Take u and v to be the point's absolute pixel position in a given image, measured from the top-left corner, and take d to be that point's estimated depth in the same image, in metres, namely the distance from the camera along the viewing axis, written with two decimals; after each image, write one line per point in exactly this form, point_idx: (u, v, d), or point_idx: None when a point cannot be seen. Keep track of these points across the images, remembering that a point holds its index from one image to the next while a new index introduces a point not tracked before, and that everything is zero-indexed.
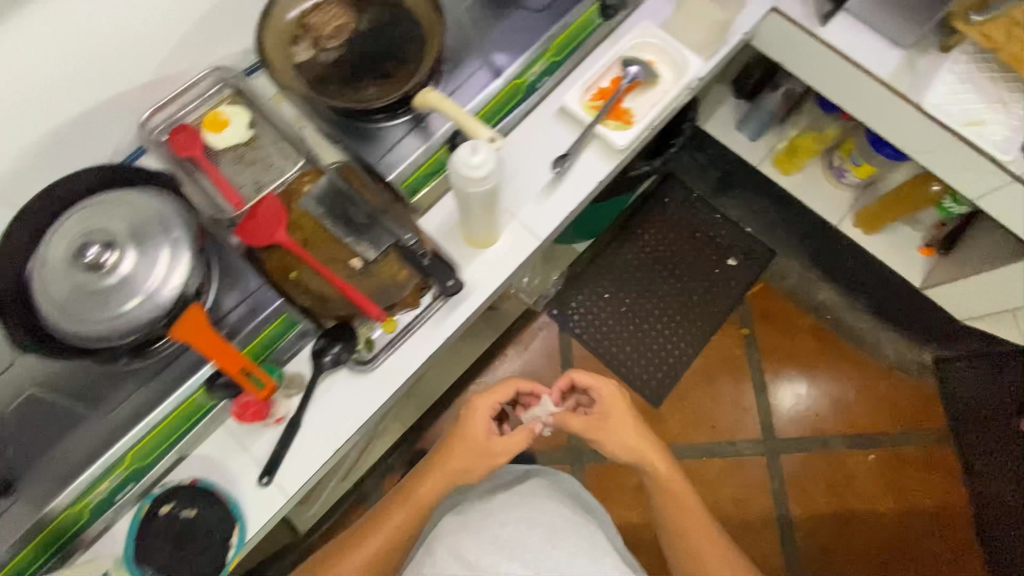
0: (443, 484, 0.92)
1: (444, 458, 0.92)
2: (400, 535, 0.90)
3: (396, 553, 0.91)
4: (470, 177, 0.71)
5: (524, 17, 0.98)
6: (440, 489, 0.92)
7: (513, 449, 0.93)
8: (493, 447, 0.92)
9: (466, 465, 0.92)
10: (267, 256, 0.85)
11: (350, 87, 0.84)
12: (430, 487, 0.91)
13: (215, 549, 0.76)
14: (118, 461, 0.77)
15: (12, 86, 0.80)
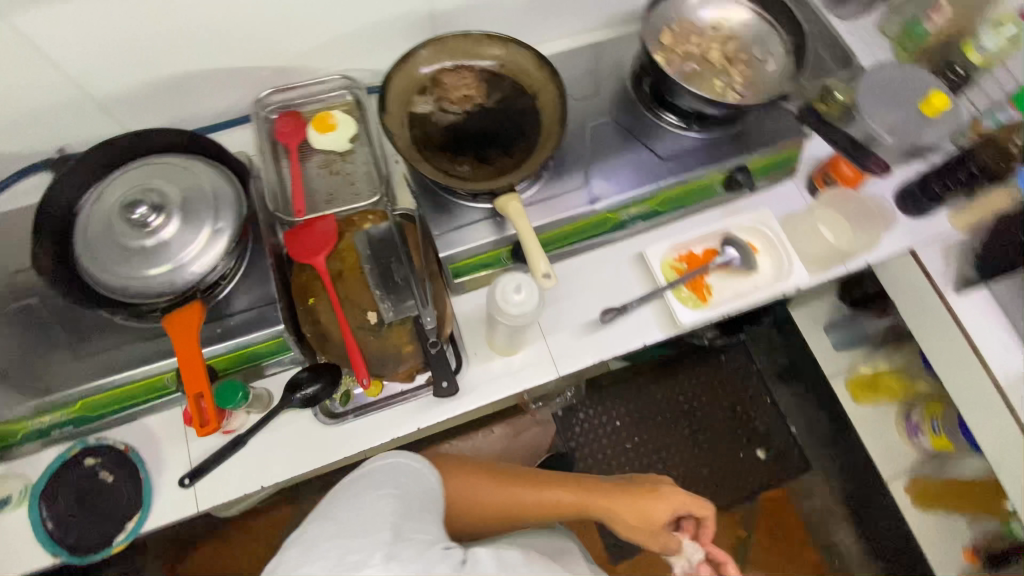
0: (610, 510, 0.90)
1: (632, 491, 0.91)
2: (546, 512, 0.88)
3: (523, 518, 0.87)
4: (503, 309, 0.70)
5: (646, 158, 0.91)
6: (599, 507, 0.90)
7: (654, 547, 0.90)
8: (659, 532, 0.89)
9: (636, 517, 0.89)
10: (298, 271, 0.84)
11: (446, 156, 0.83)
12: (606, 499, 0.90)
13: (113, 524, 0.76)
14: (65, 406, 0.74)
15: (157, 26, 0.80)
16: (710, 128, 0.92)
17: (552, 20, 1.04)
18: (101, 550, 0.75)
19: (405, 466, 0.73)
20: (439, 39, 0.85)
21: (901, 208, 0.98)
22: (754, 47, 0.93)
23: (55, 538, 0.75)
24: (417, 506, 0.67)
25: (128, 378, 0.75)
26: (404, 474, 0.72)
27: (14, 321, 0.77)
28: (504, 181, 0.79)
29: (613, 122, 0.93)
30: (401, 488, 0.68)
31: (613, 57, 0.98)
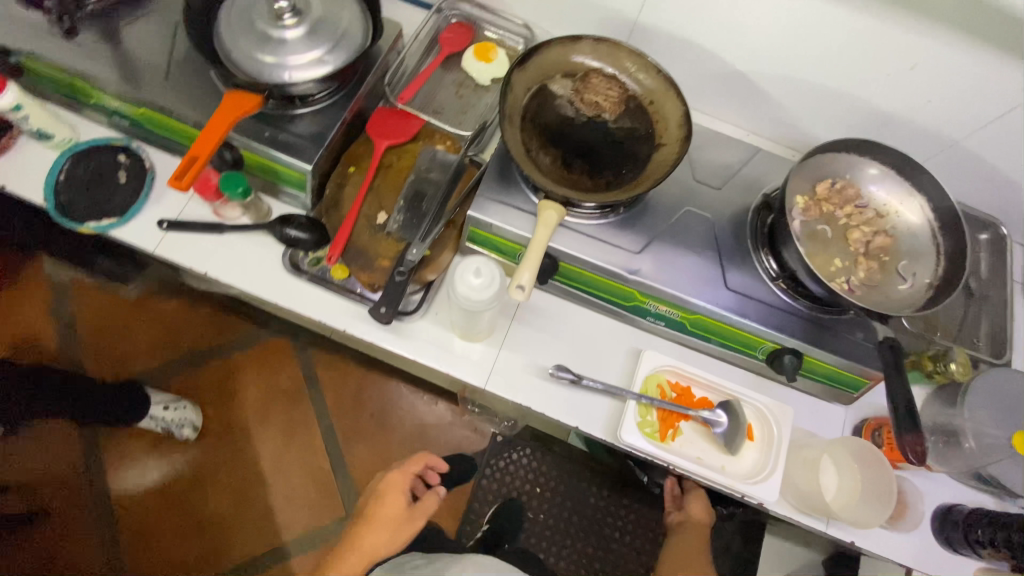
0: (376, 551, 0.91)
1: (362, 528, 0.94)
2: None
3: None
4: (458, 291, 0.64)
5: (714, 275, 0.82)
6: (356, 569, 0.90)
7: (430, 506, 0.98)
8: (409, 516, 0.96)
9: (390, 518, 0.95)
10: (363, 142, 0.89)
11: (540, 139, 0.81)
12: (359, 556, 0.91)
13: (95, 212, 0.85)
14: (133, 104, 0.84)
15: None
16: (796, 296, 0.82)
17: (739, 105, 0.97)
18: (72, 222, 0.84)
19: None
20: (612, 43, 0.83)
21: (932, 524, 0.82)
22: (903, 259, 0.81)
23: (56, 189, 0.86)
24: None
25: (183, 118, 0.83)
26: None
27: (154, 22, 0.88)
28: (563, 191, 0.76)
29: (712, 223, 0.86)
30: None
31: (762, 173, 0.90)
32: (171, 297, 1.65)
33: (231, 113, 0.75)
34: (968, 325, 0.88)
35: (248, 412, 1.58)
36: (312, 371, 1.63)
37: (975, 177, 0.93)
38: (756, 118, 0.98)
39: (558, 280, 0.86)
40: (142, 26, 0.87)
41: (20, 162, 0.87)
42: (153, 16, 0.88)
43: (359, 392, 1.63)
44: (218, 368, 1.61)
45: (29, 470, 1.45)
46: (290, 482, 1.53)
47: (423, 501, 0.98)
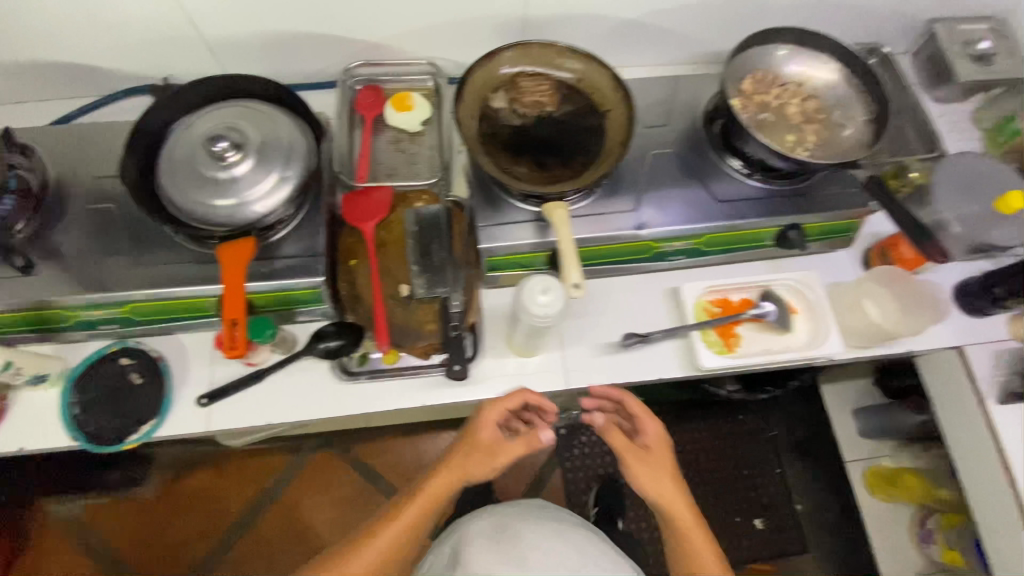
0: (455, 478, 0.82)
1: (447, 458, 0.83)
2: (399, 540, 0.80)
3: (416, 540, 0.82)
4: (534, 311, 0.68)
5: (701, 195, 0.91)
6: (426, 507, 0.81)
7: (520, 454, 0.82)
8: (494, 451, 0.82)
9: (473, 458, 0.82)
10: (348, 232, 0.90)
11: (507, 155, 0.86)
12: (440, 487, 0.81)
13: (128, 424, 0.81)
14: (115, 306, 0.81)
15: None
16: (771, 181, 0.92)
17: (639, 46, 1.06)
18: (114, 445, 0.80)
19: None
20: (526, 44, 0.88)
21: (958, 304, 0.95)
22: (835, 110, 0.93)
23: (77, 422, 0.82)
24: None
25: (171, 294, 0.80)
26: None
27: (88, 218, 0.84)
28: (555, 189, 0.82)
29: (677, 155, 0.94)
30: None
31: (689, 95, 0.99)
32: (195, 470, 1.56)
33: (238, 262, 0.76)
34: (901, 137, 1.01)
35: (326, 534, 1.53)
36: (366, 464, 1.61)
37: (845, 19, 1.07)
38: (658, 49, 1.07)
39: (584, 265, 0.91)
40: (78, 227, 0.84)
41: (27, 415, 0.83)
42: (83, 213, 0.84)
43: (418, 459, 1.62)
44: (275, 511, 1.55)
45: None
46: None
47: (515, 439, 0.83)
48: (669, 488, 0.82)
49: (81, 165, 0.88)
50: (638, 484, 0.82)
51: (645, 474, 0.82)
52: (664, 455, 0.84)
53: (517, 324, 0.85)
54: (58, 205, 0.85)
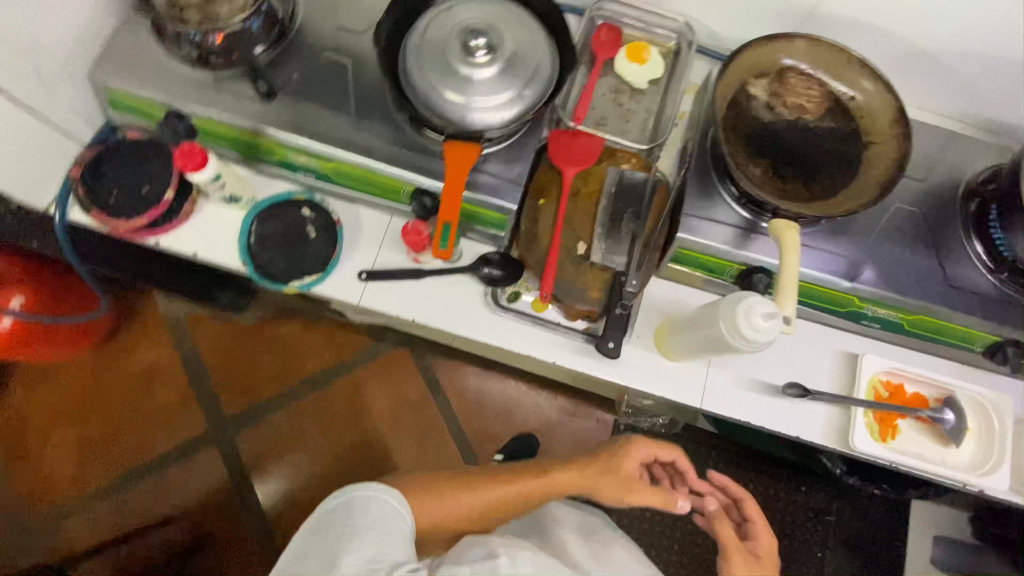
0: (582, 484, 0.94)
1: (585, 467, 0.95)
2: (513, 502, 0.90)
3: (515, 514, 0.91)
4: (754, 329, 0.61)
5: (928, 270, 0.81)
6: (547, 490, 0.92)
7: (648, 501, 0.96)
8: (631, 482, 0.95)
9: (607, 480, 0.95)
10: (546, 167, 0.86)
11: (746, 151, 0.79)
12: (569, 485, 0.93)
13: (294, 271, 0.85)
14: (321, 158, 0.83)
15: None
16: (1013, 285, 0.81)
17: (916, 84, 0.92)
18: (276, 284, 0.84)
19: (390, 501, 0.80)
20: (818, 39, 0.80)
21: None
22: None
23: (250, 250, 0.86)
24: (387, 543, 0.74)
25: (376, 167, 0.81)
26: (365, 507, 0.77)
27: (321, 64, 0.84)
28: (788, 205, 0.75)
29: (919, 217, 0.84)
30: (376, 532, 0.74)
31: (950, 159, 0.88)
32: (287, 321, 1.66)
33: (460, 164, 0.77)
34: None
35: (379, 423, 1.62)
36: (432, 377, 1.66)
37: None
38: (931, 93, 0.94)
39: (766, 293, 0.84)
40: (309, 69, 0.84)
41: (211, 225, 0.89)
42: (311, 58, 0.84)
43: (479, 393, 1.66)
44: (340, 385, 1.64)
45: (187, 498, 1.54)
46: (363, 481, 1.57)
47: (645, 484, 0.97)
48: None
49: (328, 9, 0.87)
50: None
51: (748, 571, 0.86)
52: (766, 570, 0.89)
53: (681, 325, 0.81)
54: (297, 41, 0.85)
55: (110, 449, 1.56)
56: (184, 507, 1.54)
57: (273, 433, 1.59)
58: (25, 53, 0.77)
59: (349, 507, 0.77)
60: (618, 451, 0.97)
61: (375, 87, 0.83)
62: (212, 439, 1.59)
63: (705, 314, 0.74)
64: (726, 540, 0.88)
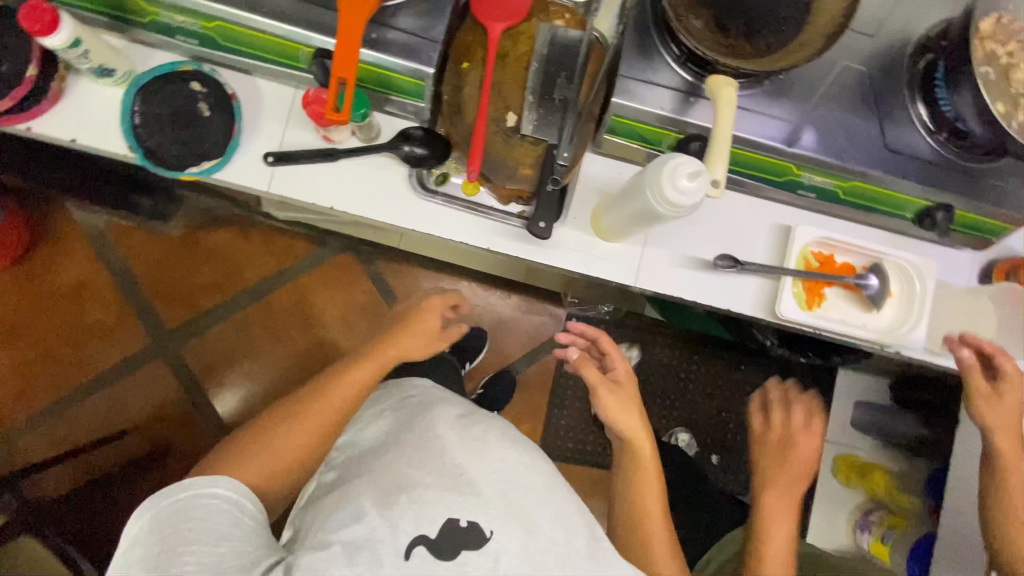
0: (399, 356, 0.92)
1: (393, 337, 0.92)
2: (350, 402, 0.87)
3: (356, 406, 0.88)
4: (671, 201, 0.58)
5: (870, 134, 0.78)
6: (376, 373, 0.90)
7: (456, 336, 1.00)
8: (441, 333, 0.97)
9: (422, 341, 0.94)
10: (468, 25, 0.76)
11: (687, 0, 0.71)
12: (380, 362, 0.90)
13: (189, 155, 0.76)
14: (201, 17, 0.70)
15: None
16: (952, 148, 0.79)
17: None
18: (170, 171, 0.76)
19: (219, 498, 0.74)
20: None
21: None
22: None
23: (135, 134, 0.76)
24: (223, 551, 0.69)
25: (267, 27, 0.69)
26: (187, 518, 0.70)
27: None
28: (728, 60, 0.69)
29: (865, 79, 0.79)
30: (202, 546, 0.69)
31: (904, 16, 0.81)
32: (219, 227, 1.56)
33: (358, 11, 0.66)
34: None
35: (331, 327, 1.60)
36: (382, 279, 1.63)
37: None
38: None
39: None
40: None
41: (84, 105, 0.77)
42: None
43: (432, 294, 1.64)
44: (286, 290, 1.59)
45: (140, 411, 1.53)
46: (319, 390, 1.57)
47: (448, 329, 0.99)
48: (636, 427, 0.92)
49: None
50: (607, 416, 0.91)
51: (619, 409, 0.91)
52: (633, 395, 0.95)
53: (614, 198, 0.76)
54: None
55: (48, 369, 1.51)
56: (138, 419, 1.53)
57: (220, 341, 1.56)
58: None
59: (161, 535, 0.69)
60: (413, 313, 0.96)
61: None
62: (158, 352, 1.54)
63: (635, 191, 0.70)
64: (591, 383, 0.92)
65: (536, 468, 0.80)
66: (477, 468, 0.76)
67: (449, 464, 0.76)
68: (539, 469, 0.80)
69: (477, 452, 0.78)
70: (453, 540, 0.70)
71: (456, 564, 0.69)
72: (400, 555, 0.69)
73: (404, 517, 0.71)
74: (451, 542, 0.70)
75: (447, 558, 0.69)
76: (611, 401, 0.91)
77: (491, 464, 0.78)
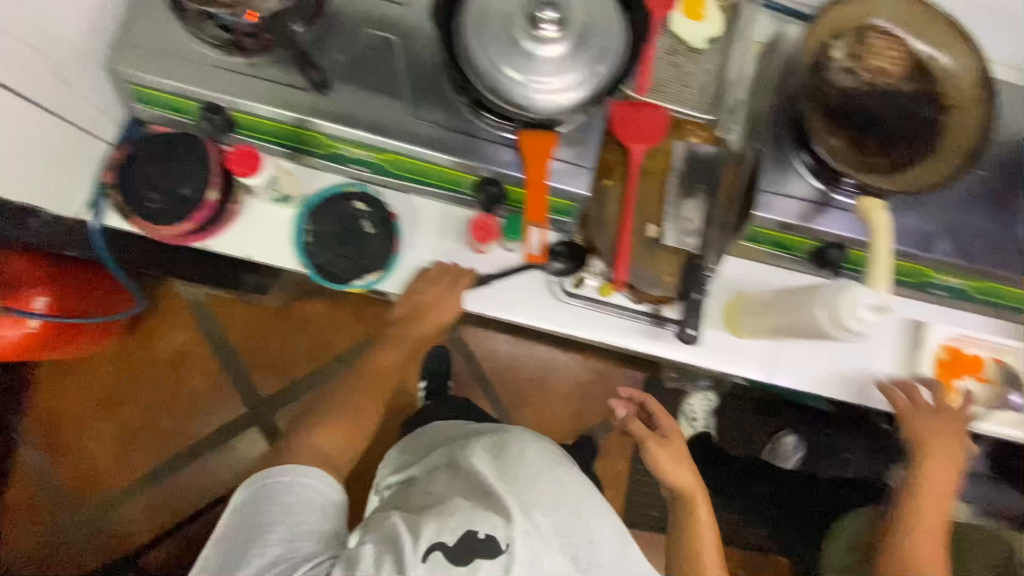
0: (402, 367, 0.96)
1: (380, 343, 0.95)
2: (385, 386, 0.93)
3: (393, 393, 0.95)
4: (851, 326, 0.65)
5: (1003, 236, 0.80)
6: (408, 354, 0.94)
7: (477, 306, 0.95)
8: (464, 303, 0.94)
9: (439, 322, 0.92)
10: (611, 144, 0.82)
11: (825, 122, 0.76)
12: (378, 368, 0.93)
13: (354, 269, 0.83)
14: (378, 150, 0.79)
15: None
16: None
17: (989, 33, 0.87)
18: (339, 284, 0.83)
19: (305, 485, 0.78)
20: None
21: None
22: None
23: (306, 251, 0.83)
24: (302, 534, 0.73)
25: (439, 159, 0.78)
26: (276, 496, 0.76)
27: (365, 46, 0.77)
28: (875, 180, 0.73)
29: (991, 180, 0.82)
30: (283, 528, 0.73)
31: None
32: (312, 297, 1.63)
33: (536, 152, 0.74)
34: None
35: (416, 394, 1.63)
36: (464, 345, 1.67)
37: None
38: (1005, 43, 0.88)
39: (842, 270, 0.85)
40: (353, 50, 0.77)
41: (259, 224, 0.85)
42: (355, 36, 0.77)
43: (513, 358, 1.67)
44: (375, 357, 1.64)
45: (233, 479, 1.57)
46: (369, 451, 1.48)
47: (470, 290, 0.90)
48: (686, 472, 0.92)
49: None
50: (658, 467, 0.92)
51: (671, 464, 0.92)
52: (681, 443, 0.95)
53: (763, 305, 0.80)
54: (333, 16, 0.77)
55: (150, 436, 1.57)
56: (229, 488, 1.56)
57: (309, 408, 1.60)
58: (39, 50, 0.69)
59: (251, 503, 0.76)
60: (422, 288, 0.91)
61: (430, 67, 0.78)
62: (252, 419, 1.60)
63: (787, 310, 0.76)
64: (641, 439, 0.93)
65: (573, 492, 0.84)
66: (511, 492, 0.81)
67: (484, 494, 0.81)
68: (571, 490, 0.84)
69: (514, 479, 0.83)
70: (471, 549, 0.74)
71: (468, 570, 0.72)
72: (418, 557, 0.72)
73: (428, 526, 0.76)
74: (468, 551, 0.73)
75: (463, 565, 0.72)
76: (661, 455, 0.92)
77: (520, 487, 0.82)
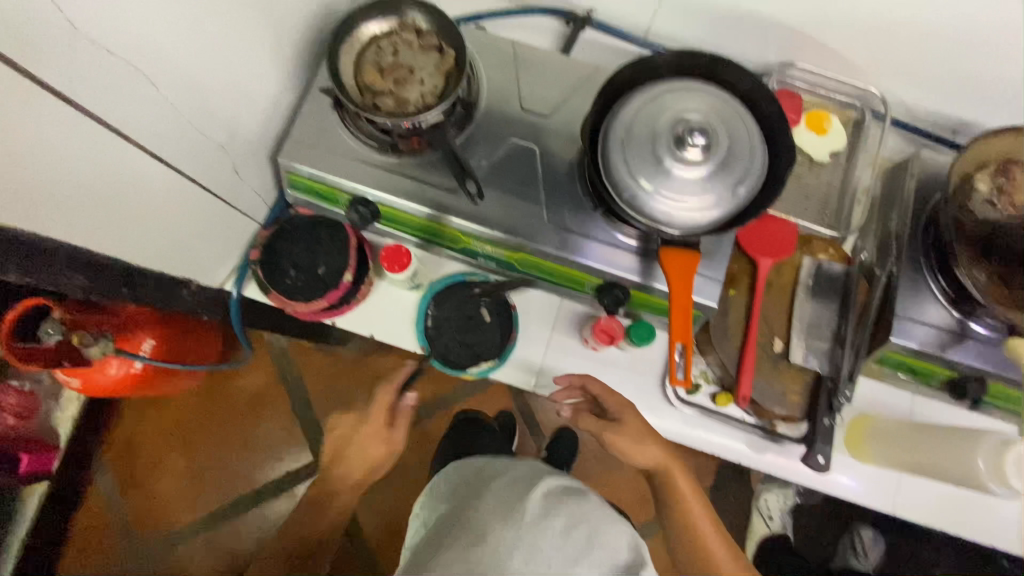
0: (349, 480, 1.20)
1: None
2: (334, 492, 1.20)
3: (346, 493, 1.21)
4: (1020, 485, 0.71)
5: None
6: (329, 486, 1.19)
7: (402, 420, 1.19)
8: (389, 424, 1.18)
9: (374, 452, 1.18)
10: (737, 256, 0.83)
11: (971, 251, 0.73)
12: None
13: (469, 357, 0.86)
14: (508, 248, 0.82)
15: None
16: None
17: None
18: (453, 370, 0.86)
19: None
20: None
21: None
22: None
23: (427, 336, 0.87)
24: None
25: (569, 262, 0.81)
26: None
27: (508, 152, 0.82)
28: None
29: None
30: None
31: None
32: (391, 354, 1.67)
33: (680, 272, 0.72)
34: None
35: None
36: None
37: None
38: None
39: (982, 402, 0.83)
40: (496, 155, 0.82)
41: (388, 304, 0.91)
42: (498, 142, 0.82)
43: None
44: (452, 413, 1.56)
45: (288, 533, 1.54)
46: (347, 486, 1.21)
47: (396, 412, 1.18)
48: (653, 451, 0.79)
49: (513, 91, 0.84)
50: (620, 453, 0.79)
51: (630, 441, 0.78)
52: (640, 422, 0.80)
53: (898, 436, 0.83)
54: (480, 123, 0.82)
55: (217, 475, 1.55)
56: None
57: None
58: (224, 147, 0.77)
59: None
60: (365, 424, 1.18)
61: (565, 174, 0.81)
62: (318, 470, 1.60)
63: (934, 447, 0.80)
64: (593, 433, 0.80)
65: (584, 521, 0.70)
66: (513, 530, 0.67)
67: (482, 538, 0.67)
68: (577, 515, 0.70)
69: (513, 516, 0.69)
70: None
71: None
72: None
73: None
74: None
75: None
76: (619, 439, 0.78)
77: (519, 525, 0.68)
